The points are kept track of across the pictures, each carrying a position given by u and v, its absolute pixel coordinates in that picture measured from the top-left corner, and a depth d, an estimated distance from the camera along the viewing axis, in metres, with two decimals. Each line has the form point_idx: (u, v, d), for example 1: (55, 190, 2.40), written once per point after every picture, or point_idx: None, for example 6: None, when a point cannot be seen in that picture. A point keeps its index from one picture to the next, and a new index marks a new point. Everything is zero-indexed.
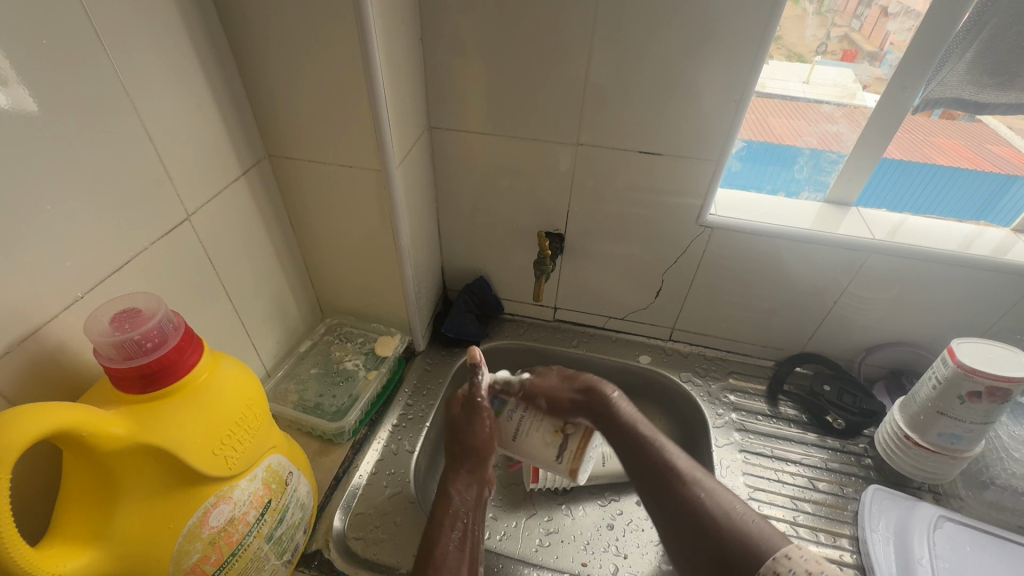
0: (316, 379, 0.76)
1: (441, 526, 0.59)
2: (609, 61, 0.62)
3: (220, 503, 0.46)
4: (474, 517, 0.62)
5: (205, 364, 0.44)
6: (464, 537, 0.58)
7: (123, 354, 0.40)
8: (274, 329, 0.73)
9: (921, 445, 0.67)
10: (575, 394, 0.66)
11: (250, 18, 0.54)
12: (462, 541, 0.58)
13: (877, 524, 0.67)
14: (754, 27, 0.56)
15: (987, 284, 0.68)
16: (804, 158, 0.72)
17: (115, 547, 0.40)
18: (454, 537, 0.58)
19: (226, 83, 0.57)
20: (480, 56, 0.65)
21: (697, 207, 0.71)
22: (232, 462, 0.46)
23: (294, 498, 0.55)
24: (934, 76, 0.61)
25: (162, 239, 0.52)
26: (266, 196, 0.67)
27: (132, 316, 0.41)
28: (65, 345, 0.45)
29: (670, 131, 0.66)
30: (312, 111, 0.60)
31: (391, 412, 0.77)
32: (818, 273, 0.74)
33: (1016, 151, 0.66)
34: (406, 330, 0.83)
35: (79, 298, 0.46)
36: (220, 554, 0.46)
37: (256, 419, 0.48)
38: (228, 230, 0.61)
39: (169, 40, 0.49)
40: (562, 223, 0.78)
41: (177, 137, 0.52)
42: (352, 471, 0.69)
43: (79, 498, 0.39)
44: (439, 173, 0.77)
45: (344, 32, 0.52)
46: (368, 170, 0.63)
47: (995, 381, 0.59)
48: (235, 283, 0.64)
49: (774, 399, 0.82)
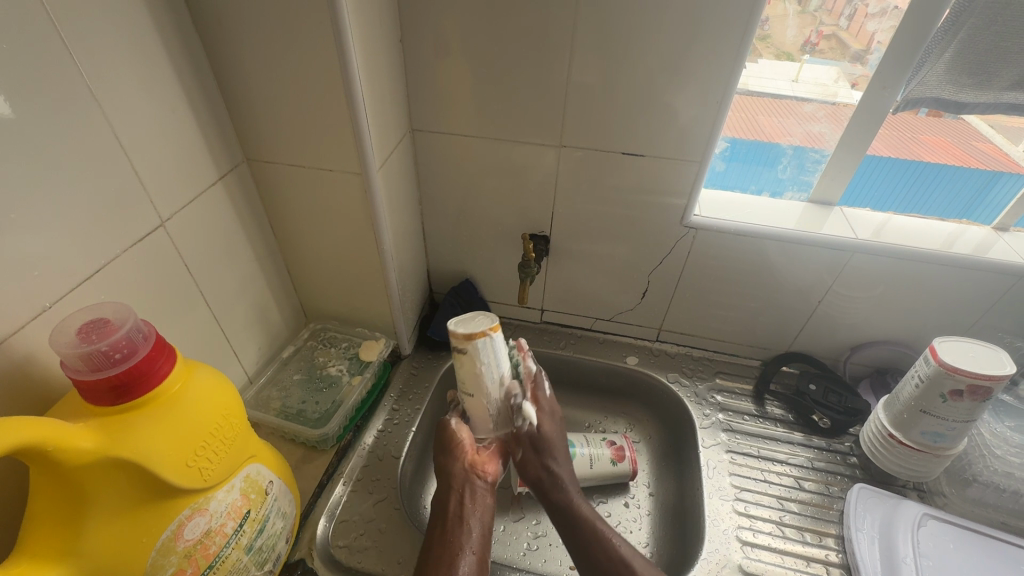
0: (299, 385, 0.75)
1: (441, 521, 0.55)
2: (591, 63, 0.62)
3: (195, 516, 0.45)
4: (476, 502, 0.56)
5: (179, 374, 0.43)
6: (465, 530, 0.53)
7: (91, 366, 0.39)
8: (255, 335, 0.72)
9: (905, 443, 0.67)
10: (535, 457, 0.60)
11: (225, 21, 0.53)
12: (473, 539, 0.53)
13: (862, 523, 0.67)
14: (734, 28, 0.56)
15: (968, 282, 0.69)
16: (787, 158, 0.72)
17: (85, 563, 0.39)
18: (453, 524, 0.54)
19: (201, 86, 0.56)
20: (461, 58, 0.64)
21: (681, 207, 0.71)
22: (207, 473, 0.45)
23: (274, 507, 0.54)
24: (914, 75, 0.60)
25: (135, 247, 0.51)
26: (245, 200, 0.66)
27: (100, 327, 0.41)
28: (33, 356, 0.44)
29: (652, 133, 0.66)
30: (290, 115, 0.59)
31: (376, 418, 0.76)
32: (802, 273, 0.74)
33: (998, 148, 0.67)
34: (391, 335, 0.82)
35: (46, 309, 0.45)
36: (196, 567, 0.45)
37: (232, 429, 0.48)
38: (206, 236, 0.60)
39: (141, 44, 0.49)
40: (547, 225, 0.78)
41: (150, 141, 0.51)
42: (336, 478, 0.68)
43: (45, 516, 0.38)
44: (422, 176, 0.77)
45: (321, 34, 0.52)
46: (348, 174, 0.62)
47: (975, 379, 0.59)
48: (213, 290, 0.63)
49: (760, 399, 0.83)
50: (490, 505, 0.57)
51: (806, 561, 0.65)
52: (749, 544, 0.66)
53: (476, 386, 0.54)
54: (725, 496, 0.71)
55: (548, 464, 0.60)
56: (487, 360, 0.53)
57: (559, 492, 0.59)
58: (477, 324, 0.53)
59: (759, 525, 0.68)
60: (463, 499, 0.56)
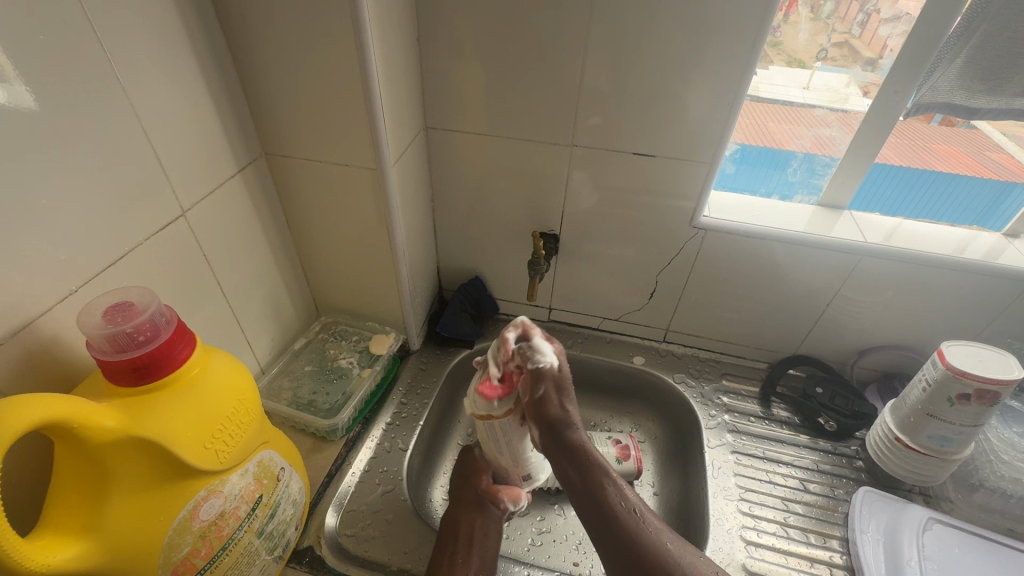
0: (310, 376, 0.77)
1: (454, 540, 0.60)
2: (605, 65, 0.63)
3: (211, 497, 0.46)
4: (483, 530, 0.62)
5: (198, 358, 0.45)
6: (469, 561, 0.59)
7: (116, 347, 0.41)
8: (268, 327, 0.74)
9: (911, 447, 0.67)
10: (563, 388, 0.56)
11: (248, 19, 0.55)
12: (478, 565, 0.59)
13: (867, 526, 0.67)
14: (748, 29, 0.57)
15: (980, 287, 0.68)
16: (797, 162, 0.72)
17: (106, 538, 0.40)
18: (461, 553, 0.59)
19: (223, 81, 0.58)
20: (476, 57, 0.65)
21: (690, 208, 0.72)
22: (223, 456, 0.46)
23: (286, 494, 0.56)
24: (925, 80, 0.61)
25: (157, 235, 0.53)
26: (262, 194, 0.67)
27: (125, 310, 0.42)
28: (59, 337, 0.46)
29: (663, 134, 0.66)
30: (308, 110, 0.60)
31: (385, 411, 0.77)
32: (811, 276, 0.74)
33: (1012, 158, 0.67)
34: (400, 329, 0.83)
35: (73, 292, 0.46)
36: (209, 548, 0.47)
37: (248, 414, 0.49)
38: (223, 226, 0.61)
39: (167, 39, 0.50)
40: (557, 223, 0.79)
41: (174, 133, 0.53)
42: (345, 469, 0.69)
43: (71, 489, 0.39)
44: (435, 174, 0.78)
45: (342, 32, 0.53)
46: (363, 169, 0.63)
47: (984, 384, 0.59)
48: (230, 280, 0.64)
49: (767, 401, 0.83)
50: (495, 530, 0.63)
51: (810, 562, 0.65)
52: (753, 543, 0.67)
53: (489, 446, 0.64)
54: (729, 496, 0.72)
55: (566, 403, 0.57)
56: (490, 434, 0.62)
57: (570, 436, 0.57)
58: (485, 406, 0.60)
59: (764, 525, 0.69)
60: (473, 527, 0.62)
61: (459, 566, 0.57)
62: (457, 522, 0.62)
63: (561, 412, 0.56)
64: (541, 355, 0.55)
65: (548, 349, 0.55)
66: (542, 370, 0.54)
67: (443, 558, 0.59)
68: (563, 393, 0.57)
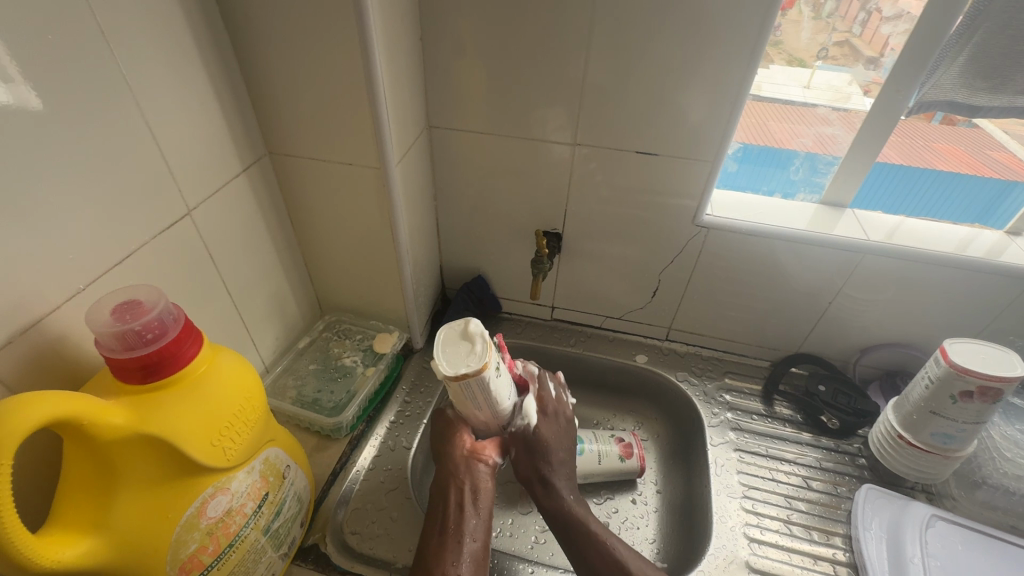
0: (314, 375, 0.77)
1: (442, 513, 0.56)
2: (607, 64, 0.63)
3: (217, 494, 0.46)
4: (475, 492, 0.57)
5: (205, 356, 0.45)
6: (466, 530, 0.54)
7: (124, 344, 0.41)
8: (273, 326, 0.74)
9: (915, 444, 0.68)
10: (537, 448, 0.59)
11: (252, 19, 0.55)
12: (475, 528, 0.54)
13: (870, 523, 0.67)
14: (750, 28, 0.57)
15: (982, 285, 0.69)
16: (800, 160, 0.73)
17: (114, 534, 0.40)
18: (454, 520, 0.55)
19: (227, 81, 0.58)
20: (479, 56, 0.65)
21: (693, 207, 0.72)
22: (230, 454, 0.46)
23: (291, 491, 0.56)
24: (928, 78, 0.61)
25: (162, 234, 0.53)
26: (266, 193, 0.67)
27: (133, 307, 0.42)
28: (66, 335, 0.46)
29: (666, 133, 0.66)
30: (312, 110, 0.60)
31: (389, 410, 0.77)
32: (814, 274, 0.74)
33: (1014, 157, 0.67)
34: (404, 328, 0.83)
35: (80, 291, 0.46)
36: (216, 545, 0.47)
37: (255, 412, 0.49)
38: (228, 225, 0.62)
39: (172, 38, 0.50)
40: (560, 222, 0.79)
41: (178, 133, 0.53)
42: (349, 467, 0.70)
43: (80, 486, 0.40)
44: (438, 173, 0.78)
45: (345, 31, 0.53)
46: (367, 168, 0.64)
47: (986, 381, 0.59)
48: (234, 279, 0.64)
49: (769, 399, 0.83)
50: (490, 489, 0.58)
51: (813, 559, 0.65)
52: (757, 541, 0.67)
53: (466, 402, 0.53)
54: (732, 494, 0.72)
55: (540, 464, 0.59)
56: (466, 395, 0.52)
57: (551, 496, 0.59)
58: (462, 360, 0.50)
59: (767, 522, 0.69)
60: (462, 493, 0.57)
61: (450, 538, 0.53)
62: (443, 491, 0.57)
63: (537, 471, 0.59)
64: (521, 414, 0.58)
65: (531, 410, 0.59)
66: (517, 430, 0.58)
67: (432, 533, 0.55)
68: (540, 453, 0.60)
